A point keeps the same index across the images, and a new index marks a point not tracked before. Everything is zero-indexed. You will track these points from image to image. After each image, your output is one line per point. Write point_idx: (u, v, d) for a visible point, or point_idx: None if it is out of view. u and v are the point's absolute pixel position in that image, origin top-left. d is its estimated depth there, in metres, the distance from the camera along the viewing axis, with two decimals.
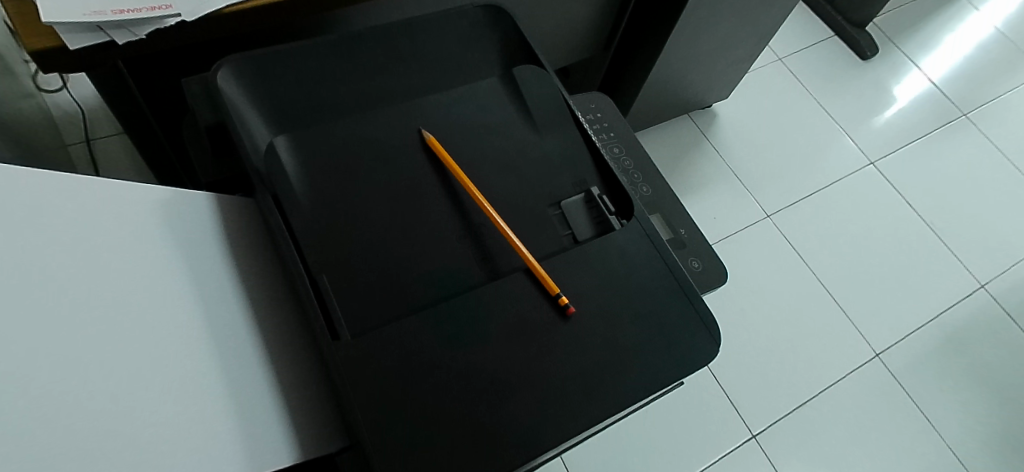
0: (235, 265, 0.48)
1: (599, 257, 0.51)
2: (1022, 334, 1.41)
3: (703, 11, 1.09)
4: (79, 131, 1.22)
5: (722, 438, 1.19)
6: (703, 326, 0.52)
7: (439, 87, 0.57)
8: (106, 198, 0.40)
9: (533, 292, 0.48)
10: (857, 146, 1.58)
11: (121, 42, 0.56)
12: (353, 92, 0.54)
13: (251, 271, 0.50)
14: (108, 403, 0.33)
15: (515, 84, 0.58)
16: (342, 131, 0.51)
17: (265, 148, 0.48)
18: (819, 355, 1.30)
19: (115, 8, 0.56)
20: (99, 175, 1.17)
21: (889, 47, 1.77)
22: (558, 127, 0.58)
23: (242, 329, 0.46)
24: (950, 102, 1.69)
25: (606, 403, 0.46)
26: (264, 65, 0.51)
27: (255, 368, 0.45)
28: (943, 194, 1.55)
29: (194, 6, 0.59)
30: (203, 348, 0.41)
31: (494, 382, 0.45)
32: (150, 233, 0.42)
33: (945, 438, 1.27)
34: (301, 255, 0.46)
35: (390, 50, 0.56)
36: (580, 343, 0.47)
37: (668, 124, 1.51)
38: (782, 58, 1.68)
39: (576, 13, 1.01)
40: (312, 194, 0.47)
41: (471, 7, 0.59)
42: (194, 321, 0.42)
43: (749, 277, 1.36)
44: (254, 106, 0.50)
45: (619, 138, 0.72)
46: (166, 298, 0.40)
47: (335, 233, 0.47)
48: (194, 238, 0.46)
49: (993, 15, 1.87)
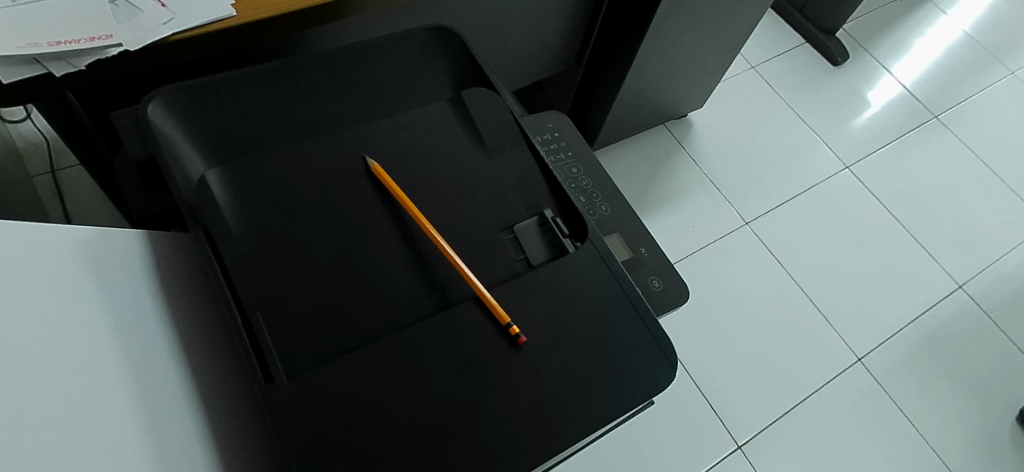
0: (168, 307, 0.47)
1: (550, 283, 0.50)
2: (1000, 332, 1.41)
3: (671, 23, 1.09)
4: (44, 162, 1.19)
5: (708, 450, 1.18)
6: (660, 351, 0.50)
7: (386, 112, 0.55)
8: (16, 244, 0.38)
9: (482, 323, 0.47)
10: (831, 151, 1.58)
11: (58, 74, 0.53)
12: (295, 120, 0.52)
13: (187, 312, 0.49)
14: (20, 462, 0.30)
15: (464, 106, 0.57)
16: (281, 162, 0.49)
17: (197, 181, 0.46)
18: (801, 362, 1.29)
19: (53, 40, 0.54)
20: (65, 204, 1.15)
21: (860, 52, 1.79)
22: (510, 150, 0.56)
23: (175, 373, 0.44)
24: (921, 105, 1.71)
25: (560, 437, 0.45)
26: (200, 95, 0.50)
27: (187, 415, 0.43)
28: (918, 196, 1.56)
29: (137, 35, 0.56)
30: (128, 399, 0.39)
31: (440, 420, 0.44)
32: (67, 278, 0.40)
33: (930, 441, 1.26)
34: (235, 294, 0.44)
35: (334, 75, 0.55)
36: (531, 376, 0.46)
37: (644, 135, 1.51)
38: (754, 66, 1.69)
39: (543, 28, 1.00)
40: (248, 229, 0.46)
41: (419, 30, 0.58)
42: (117, 369, 0.40)
43: (729, 285, 1.35)
44: (187, 138, 0.49)
45: (578, 157, 0.70)
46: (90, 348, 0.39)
47: (273, 269, 0.45)
48: (123, 281, 0.44)
49: (960, 19, 1.90)
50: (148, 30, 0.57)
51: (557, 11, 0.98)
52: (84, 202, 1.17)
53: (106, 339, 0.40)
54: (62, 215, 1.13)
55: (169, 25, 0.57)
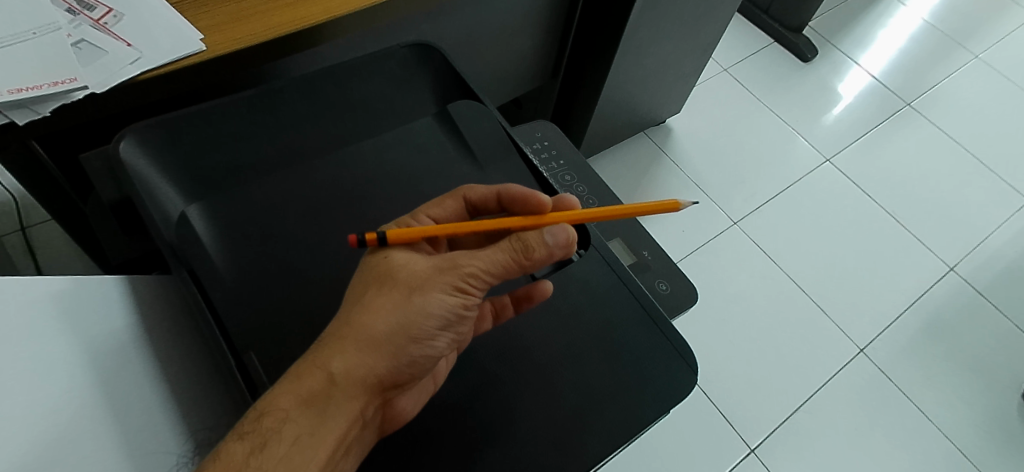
0: (149, 336, 0.51)
1: (558, 295, 0.51)
2: (996, 310, 1.41)
3: (644, 31, 1.08)
4: (13, 221, 1.14)
5: (721, 457, 1.15)
6: (679, 357, 0.50)
7: (369, 133, 0.57)
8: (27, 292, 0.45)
9: (497, 340, 0.49)
10: (811, 145, 1.59)
11: (22, 123, 0.50)
12: (278, 146, 0.54)
13: (170, 342, 0.52)
14: None
15: (452, 120, 0.60)
16: (264, 194, 0.51)
17: (177, 218, 0.48)
18: (806, 357, 1.28)
19: (13, 87, 0.51)
20: (37, 263, 1.10)
21: (828, 48, 1.81)
22: (502, 162, 0.58)
23: (156, 405, 0.48)
24: (892, 94, 1.72)
25: (585, 451, 0.45)
26: (171, 133, 0.50)
27: (166, 436, 0.47)
28: (898, 181, 1.56)
29: (105, 76, 0.54)
30: (132, 390, 0.47)
31: (460, 447, 0.44)
32: (67, 306, 0.47)
33: (940, 426, 1.24)
34: (227, 337, 0.46)
35: (316, 100, 0.56)
36: (550, 390, 0.47)
37: (626, 144, 1.51)
38: (726, 68, 1.71)
39: (519, 44, 0.99)
40: (234, 265, 0.48)
41: (398, 48, 0.58)
42: (123, 374, 0.47)
43: (723, 286, 1.34)
44: (165, 177, 0.50)
45: (570, 164, 0.76)
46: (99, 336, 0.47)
47: (264, 299, 0.47)
48: (101, 303, 0.50)
49: (919, 9, 1.94)
50: (116, 70, 0.54)
51: (532, 26, 0.98)
52: (56, 257, 1.12)
53: (131, 364, 0.48)
54: (34, 273, 1.08)
55: (136, 64, 0.55)
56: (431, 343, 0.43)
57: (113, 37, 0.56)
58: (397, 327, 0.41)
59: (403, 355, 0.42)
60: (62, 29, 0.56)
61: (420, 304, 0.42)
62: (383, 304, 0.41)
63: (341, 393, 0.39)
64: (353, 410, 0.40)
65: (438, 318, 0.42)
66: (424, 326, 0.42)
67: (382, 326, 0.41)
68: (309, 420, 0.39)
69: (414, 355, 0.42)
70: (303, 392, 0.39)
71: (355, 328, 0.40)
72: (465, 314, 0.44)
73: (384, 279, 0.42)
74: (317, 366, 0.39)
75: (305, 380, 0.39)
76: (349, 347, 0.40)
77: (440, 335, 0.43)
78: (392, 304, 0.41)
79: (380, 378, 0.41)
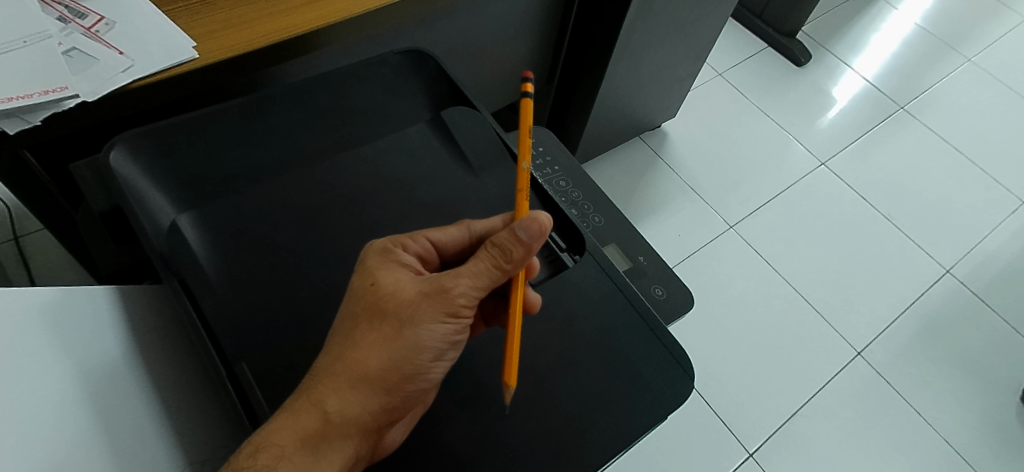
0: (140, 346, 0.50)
1: (553, 302, 0.51)
2: (993, 312, 1.41)
3: (638, 35, 1.08)
4: (7, 230, 1.14)
5: (718, 461, 1.15)
6: (675, 364, 0.50)
7: (365, 139, 0.57)
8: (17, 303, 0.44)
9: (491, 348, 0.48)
10: (806, 149, 1.59)
11: (12, 132, 0.50)
12: (270, 154, 0.54)
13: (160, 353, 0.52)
14: None
15: (446, 127, 0.59)
16: (256, 202, 0.51)
17: (168, 228, 0.47)
18: (804, 361, 1.28)
19: (4, 96, 0.50)
20: (30, 272, 1.10)
21: (821, 52, 1.82)
22: (496, 168, 0.58)
23: (146, 418, 0.47)
24: (886, 97, 1.73)
25: (580, 462, 0.44)
26: (162, 141, 0.50)
27: (156, 449, 0.46)
28: (893, 184, 1.57)
29: (97, 84, 0.53)
30: (122, 401, 0.46)
31: (454, 459, 0.44)
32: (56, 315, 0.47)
33: (936, 428, 1.24)
34: (220, 349, 0.45)
35: (310, 106, 0.56)
36: (544, 399, 0.46)
37: (622, 149, 1.51)
38: (722, 73, 1.71)
39: (513, 49, 0.99)
40: (226, 273, 0.47)
41: (392, 55, 0.59)
42: (113, 384, 0.46)
43: (720, 290, 1.34)
44: (156, 186, 0.49)
45: (565, 170, 0.75)
46: (90, 347, 0.47)
47: (257, 308, 0.47)
48: (90, 312, 0.49)
49: (912, 13, 1.95)
50: (108, 78, 0.54)
51: (527, 31, 0.98)
52: (49, 266, 1.11)
53: (121, 374, 0.47)
54: (27, 283, 1.07)
55: (128, 72, 0.55)
56: (426, 376, 0.43)
57: (105, 45, 0.56)
58: (391, 362, 0.42)
59: (398, 390, 0.42)
60: (53, 38, 0.55)
61: (412, 338, 0.42)
62: (375, 339, 0.42)
63: (337, 429, 0.40)
64: (348, 447, 0.41)
65: (431, 351, 0.43)
66: (418, 360, 0.43)
67: (376, 362, 0.42)
68: (304, 457, 0.39)
69: (408, 390, 0.43)
70: (302, 429, 0.40)
71: (350, 364, 0.41)
72: (457, 344, 0.45)
73: (374, 310, 0.43)
74: (313, 403, 0.40)
75: (301, 415, 0.40)
76: (343, 382, 0.41)
77: (434, 368, 0.44)
78: (385, 339, 0.42)
79: (376, 413, 0.42)
